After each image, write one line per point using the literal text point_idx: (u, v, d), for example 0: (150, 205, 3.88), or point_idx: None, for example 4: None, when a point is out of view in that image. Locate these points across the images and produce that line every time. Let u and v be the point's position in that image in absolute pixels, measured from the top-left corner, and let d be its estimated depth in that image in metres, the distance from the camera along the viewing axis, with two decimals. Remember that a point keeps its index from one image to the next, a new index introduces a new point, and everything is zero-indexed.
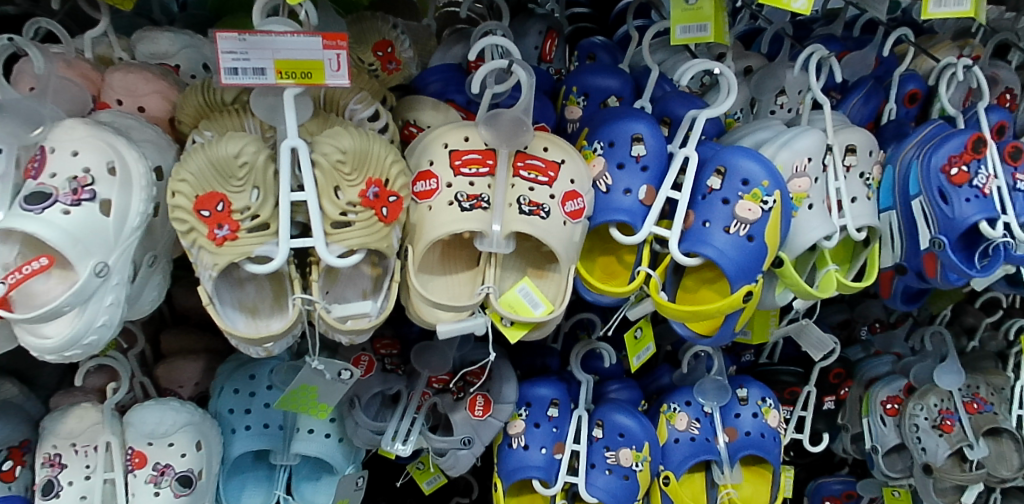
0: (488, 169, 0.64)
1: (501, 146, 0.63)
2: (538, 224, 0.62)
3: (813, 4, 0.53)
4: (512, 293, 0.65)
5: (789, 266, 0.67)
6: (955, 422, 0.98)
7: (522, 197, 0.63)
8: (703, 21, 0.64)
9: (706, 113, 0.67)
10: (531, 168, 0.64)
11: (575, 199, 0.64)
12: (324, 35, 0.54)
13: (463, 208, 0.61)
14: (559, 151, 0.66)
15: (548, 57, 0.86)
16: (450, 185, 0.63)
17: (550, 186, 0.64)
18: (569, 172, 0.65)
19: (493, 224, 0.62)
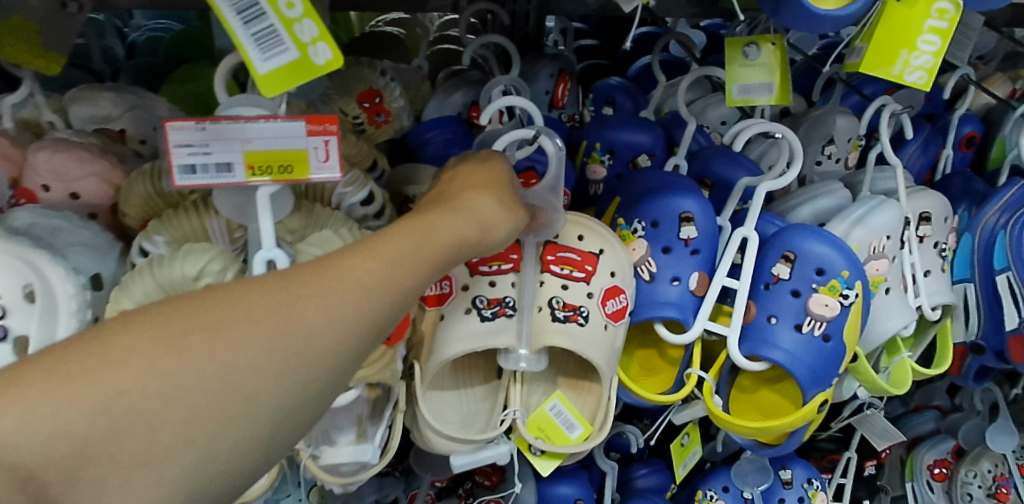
0: (512, 265, 0.53)
1: (527, 238, 0.53)
2: (576, 334, 0.51)
3: (931, 77, 0.43)
4: (541, 411, 0.55)
5: (864, 362, 0.57)
6: (1011, 489, 0.90)
7: (555, 299, 0.52)
8: (768, 79, 0.54)
9: (766, 184, 0.56)
10: (564, 262, 0.54)
11: (617, 296, 0.53)
12: (308, 119, 0.43)
13: (484, 318, 0.51)
14: (596, 239, 0.55)
15: (561, 103, 0.73)
16: (467, 288, 0.52)
17: (587, 283, 0.53)
18: (608, 263, 0.54)
19: (522, 334, 0.51)
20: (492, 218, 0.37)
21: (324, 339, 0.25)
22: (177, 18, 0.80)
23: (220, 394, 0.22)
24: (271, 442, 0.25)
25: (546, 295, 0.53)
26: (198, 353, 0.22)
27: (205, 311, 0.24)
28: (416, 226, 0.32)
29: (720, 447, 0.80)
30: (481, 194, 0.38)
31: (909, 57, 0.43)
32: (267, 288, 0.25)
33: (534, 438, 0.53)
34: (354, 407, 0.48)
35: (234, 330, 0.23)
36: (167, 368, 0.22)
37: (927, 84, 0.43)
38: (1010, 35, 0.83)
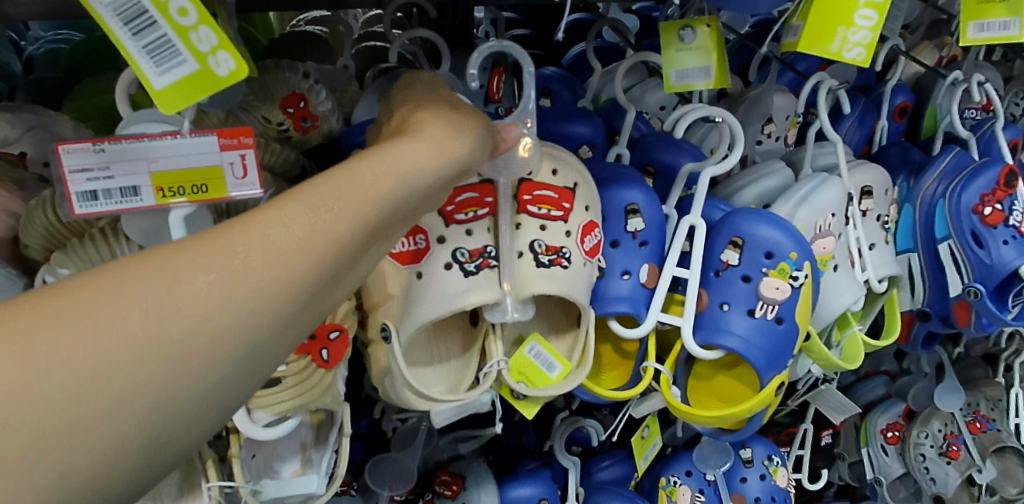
0: (489, 210, 0.50)
1: (500, 177, 0.48)
2: (561, 278, 0.49)
3: (870, 55, 0.42)
4: (521, 354, 0.53)
5: (817, 340, 0.57)
6: (962, 447, 0.91)
7: (536, 243, 0.50)
8: (706, 63, 0.53)
9: (711, 169, 0.56)
10: (542, 201, 0.51)
11: (593, 232, 0.53)
12: (220, 133, 0.39)
13: (466, 273, 0.48)
14: (572, 172, 0.52)
15: (497, 96, 0.71)
16: (444, 240, 0.48)
17: (565, 222, 0.52)
18: (584, 197, 0.53)
19: (504, 285, 0.48)
20: (455, 138, 0.33)
21: (239, 312, 0.21)
22: (79, 28, 0.74)
23: (101, 384, 0.18)
24: (166, 441, 0.20)
25: (525, 240, 0.50)
26: (55, 343, 0.18)
27: (58, 295, 0.19)
28: (351, 167, 0.27)
29: (681, 431, 0.79)
30: (438, 120, 0.34)
31: (846, 34, 0.42)
32: (135, 262, 0.21)
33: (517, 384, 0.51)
34: (295, 433, 0.46)
35: (120, 315, 0.19)
36: (35, 365, 0.18)
37: (867, 61, 0.42)
38: (934, 4, 0.84)
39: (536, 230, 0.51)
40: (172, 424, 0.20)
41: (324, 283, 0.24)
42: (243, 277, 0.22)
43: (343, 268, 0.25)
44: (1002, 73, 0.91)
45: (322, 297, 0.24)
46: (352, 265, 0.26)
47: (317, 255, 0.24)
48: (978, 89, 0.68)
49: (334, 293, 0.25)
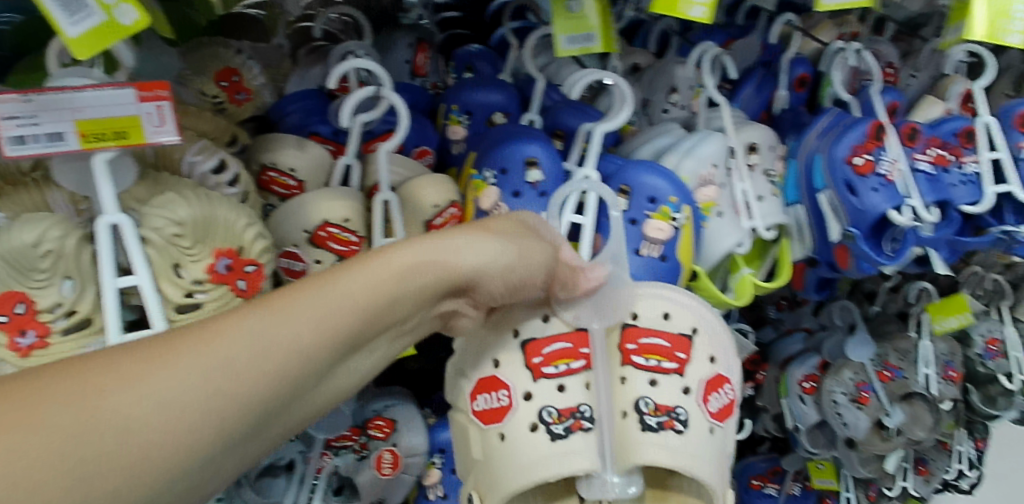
0: (582, 361, 0.52)
1: (592, 324, 0.52)
2: (670, 443, 0.51)
3: (711, 11, 0.49)
4: None
5: (704, 279, 0.63)
6: (871, 393, 0.93)
7: (642, 402, 0.52)
8: (590, 30, 0.59)
9: (603, 126, 0.61)
10: (648, 350, 0.54)
11: (719, 390, 0.55)
12: (138, 86, 0.45)
13: (557, 435, 0.50)
14: (686, 319, 0.55)
15: (423, 71, 0.72)
16: (529, 396, 0.51)
17: (681, 375, 0.54)
18: (705, 349, 0.55)
19: (605, 454, 0.52)
20: (469, 259, 0.39)
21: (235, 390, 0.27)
22: None
23: None
24: (199, 476, 0.26)
25: (634, 398, 0.53)
26: None
27: None
28: (312, 286, 0.31)
29: None
30: (468, 241, 0.40)
31: None
32: None
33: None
34: None
35: None
36: None
37: (710, 17, 0.49)
38: None
39: (644, 383, 0.53)
40: (207, 461, 0.26)
41: (303, 384, 0.30)
42: (231, 382, 0.27)
43: (324, 375, 0.31)
44: (899, 48, 0.98)
45: (313, 385, 0.31)
46: (333, 366, 0.32)
47: (287, 355, 0.29)
48: (853, 53, 0.76)
49: (322, 383, 0.32)
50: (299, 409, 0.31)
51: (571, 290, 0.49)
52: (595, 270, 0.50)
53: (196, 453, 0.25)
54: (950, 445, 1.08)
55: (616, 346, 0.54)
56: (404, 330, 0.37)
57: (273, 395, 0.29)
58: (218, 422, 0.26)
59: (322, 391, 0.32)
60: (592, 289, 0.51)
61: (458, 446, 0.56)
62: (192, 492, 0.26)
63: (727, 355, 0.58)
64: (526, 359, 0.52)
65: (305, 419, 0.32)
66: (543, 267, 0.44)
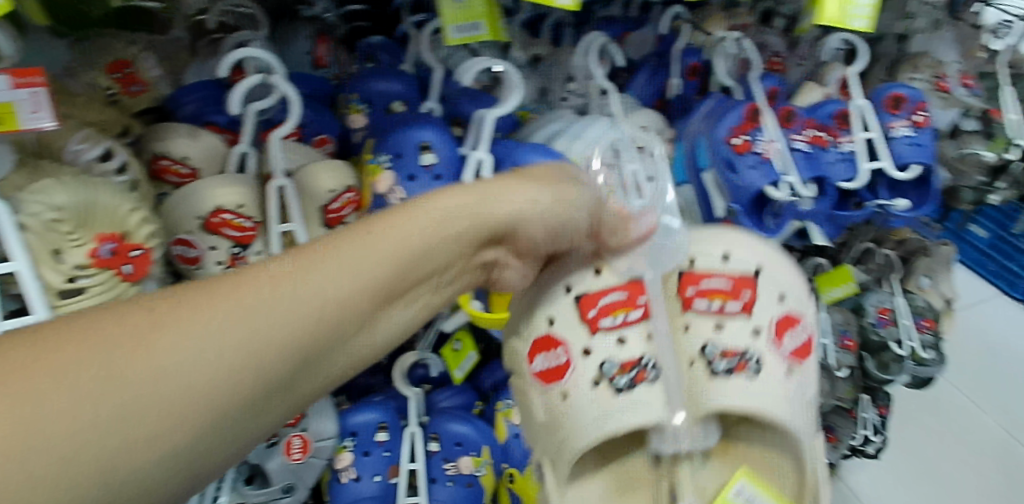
0: (639, 311, 0.56)
1: (647, 274, 0.55)
2: (750, 384, 0.55)
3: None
4: (728, 494, 0.57)
5: None
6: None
7: (710, 348, 0.56)
8: (476, 19, 0.62)
9: (493, 112, 0.64)
10: (710, 292, 0.58)
11: (792, 328, 0.58)
12: (13, 72, 0.45)
13: (714, 372, 0.56)
14: (744, 259, 0.58)
15: (324, 61, 0.72)
16: (589, 351, 0.55)
17: (745, 317, 0.57)
18: (774, 284, 0.59)
19: (671, 396, 0.55)
20: (522, 205, 0.41)
21: (256, 348, 0.27)
22: None
23: None
24: (212, 440, 0.26)
25: (701, 344, 0.57)
26: None
27: None
28: (347, 241, 0.32)
29: None
30: (505, 187, 0.41)
31: None
32: None
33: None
34: None
35: None
36: None
37: (575, 6, 0.53)
38: None
39: (709, 328, 0.57)
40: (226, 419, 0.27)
41: (339, 333, 0.30)
42: (260, 340, 0.27)
43: (361, 324, 0.32)
44: None
45: (346, 342, 0.31)
46: (371, 317, 0.32)
47: (320, 305, 0.29)
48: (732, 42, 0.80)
49: (356, 338, 0.32)
50: (339, 357, 0.31)
51: (620, 239, 0.52)
52: (650, 218, 0.53)
53: (227, 404, 0.26)
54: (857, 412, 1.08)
55: (677, 297, 0.59)
56: (442, 281, 0.38)
57: (308, 344, 0.29)
58: (229, 388, 0.26)
59: (356, 343, 0.32)
60: (637, 241, 0.53)
61: (524, 415, 0.59)
62: (211, 453, 0.27)
63: (794, 302, 0.59)
64: (677, 292, 0.59)
65: (347, 368, 0.33)
66: (588, 208, 0.46)
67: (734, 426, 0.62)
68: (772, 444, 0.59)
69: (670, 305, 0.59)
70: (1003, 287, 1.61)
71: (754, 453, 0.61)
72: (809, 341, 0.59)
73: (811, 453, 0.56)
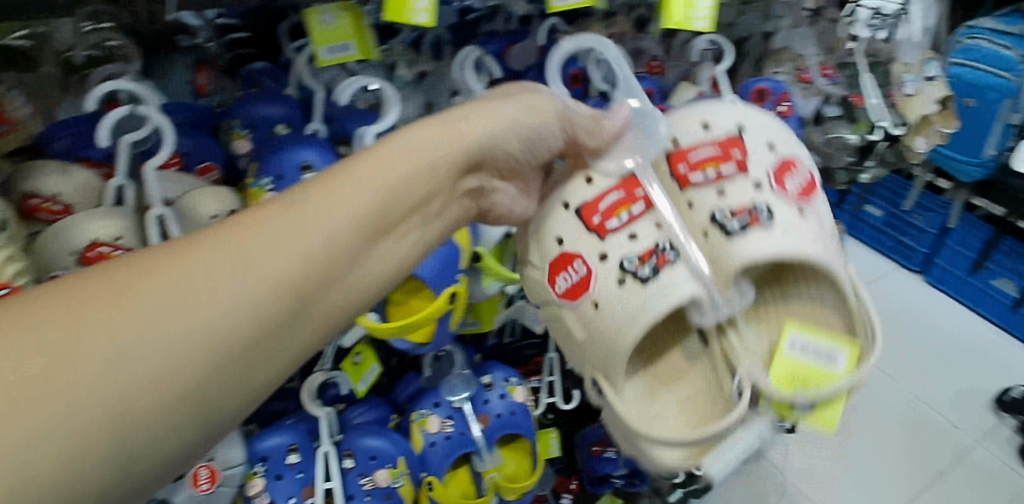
0: (642, 204, 0.61)
1: (635, 166, 0.61)
2: (767, 232, 0.59)
3: (434, 16, 0.57)
4: (784, 359, 0.62)
5: (487, 258, 0.69)
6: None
7: (720, 211, 0.61)
8: (345, 40, 0.64)
9: (374, 127, 0.66)
10: (705, 162, 0.64)
11: (792, 172, 0.63)
12: None
13: (727, 231, 0.60)
14: (721, 126, 0.65)
15: (206, 90, 0.73)
16: (605, 257, 0.59)
17: (745, 174, 0.62)
18: (756, 137, 0.64)
19: (700, 275, 0.58)
20: (501, 129, 0.50)
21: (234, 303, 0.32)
22: None
23: None
24: (212, 395, 0.31)
25: (710, 211, 0.62)
26: None
27: None
28: (337, 181, 0.39)
29: (428, 372, 0.85)
30: (484, 109, 0.50)
31: (414, 4, 0.57)
32: None
33: (794, 396, 0.58)
34: None
35: None
36: None
37: (432, 22, 0.57)
38: None
39: (713, 196, 0.62)
40: (224, 367, 0.31)
41: (314, 284, 0.36)
42: (239, 296, 0.32)
43: (359, 257, 0.39)
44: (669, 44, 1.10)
45: (325, 291, 0.36)
46: (358, 252, 0.39)
47: (292, 262, 0.34)
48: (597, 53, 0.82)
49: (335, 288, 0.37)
50: (339, 292, 0.38)
51: (595, 136, 0.58)
52: (621, 110, 0.60)
53: (216, 358, 0.31)
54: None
55: (673, 178, 0.65)
56: (427, 213, 0.45)
57: (287, 299, 0.34)
58: (221, 343, 0.31)
59: (354, 278, 0.39)
60: (611, 140, 0.60)
61: (567, 348, 0.64)
62: (216, 402, 0.31)
63: (793, 149, 0.66)
64: (673, 172, 0.64)
65: (353, 300, 0.39)
66: (556, 116, 0.54)
67: (767, 295, 0.69)
68: (821, 290, 0.64)
69: (670, 187, 0.65)
70: (898, 259, 1.74)
71: (811, 303, 0.66)
72: (810, 181, 0.64)
73: (852, 288, 0.61)
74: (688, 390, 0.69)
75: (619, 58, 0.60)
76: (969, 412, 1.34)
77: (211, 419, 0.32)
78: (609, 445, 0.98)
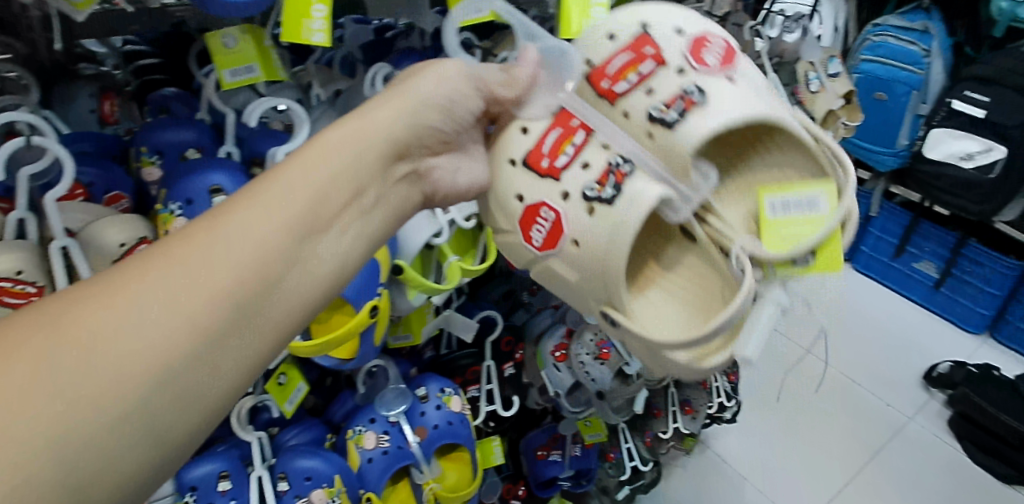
0: (580, 131, 0.54)
1: (560, 98, 0.54)
2: (706, 110, 0.52)
3: (330, 35, 0.58)
4: (772, 223, 0.54)
5: (408, 271, 0.69)
6: (612, 348, 0.89)
7: (654, 107, 0.54)
8: (248, 62, 0.64)
9: (284, 147, 0.65)
10: (625, 68, 0.55)
11: (708, 46, 0.55)
12: None
13: (666, 125, 0.53)
14: (624, 25, 0.57)
15: (113, 118, 0.72)
16: (567, 194, 0.52)
17: (665, 65, 0.55)
18: (662, 24, 0.56)
19: (664, 176, 0.53)
20: (425, 107, 0.47)
21: (164, 322, 0.31)
22: None
23: None
24: (154, 416, 0.30)
25: (644, 110, 0.54)
26: None
27: None
28: (264, 190, 0.38)
29: (361, 388, 0.84)
30: (393, 95, 0.47)
31: (310, 24, 0.57)
32: None
33: (792, 254, 0.51)
34: None
35: None
36: None
37: (329, 41, 0.58)
38: None
39: (642, 96, 0.55)
40: (162, 386, 0.30)
41: (255, 289, 0.35)
42: (171, 313, 0.32)
43: (293, 258, 0.38)
44: None
45: (268, 297, 0.36)
46: (297, 250, 0.38)
47: (228, 274, 0.34)
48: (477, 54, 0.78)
49: (281, 290, 0.37)
50: (281, 301, 0.37)
51: (513, 86, 0.53)
52: (529, 53, 0.53)
53: (149, 376, 0.30)
54: (708, 382, 1.10)
55: (596, 94, 0.56)
56: (365, 203, 0.43)
57: (224, 310, 0.33)
58: (158, 360, 0.30)
59: (293, 281, 0.38)
60: (529, 85, 0.53)
61: (572, 300, 0.58)
62: (163, 421, 0.31)
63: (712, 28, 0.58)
64: (594, 89, 0.56)
65: (299, 311, 0.38)
66: (463, 73, 0.50)
67: (726, 170, 0.60)
68: (786, 147, 0.56)
69: (597, 106, 0.56)
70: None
71: (777, 164, 0.58)
72: (729, 47, 0.57)
73: (812, 136, 0.54)
74: (688, 286, 0.59)
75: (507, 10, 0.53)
76: (897, 389, 1.45)
77: (164, 437, 0.31)
78: (553, 448, 1.00)
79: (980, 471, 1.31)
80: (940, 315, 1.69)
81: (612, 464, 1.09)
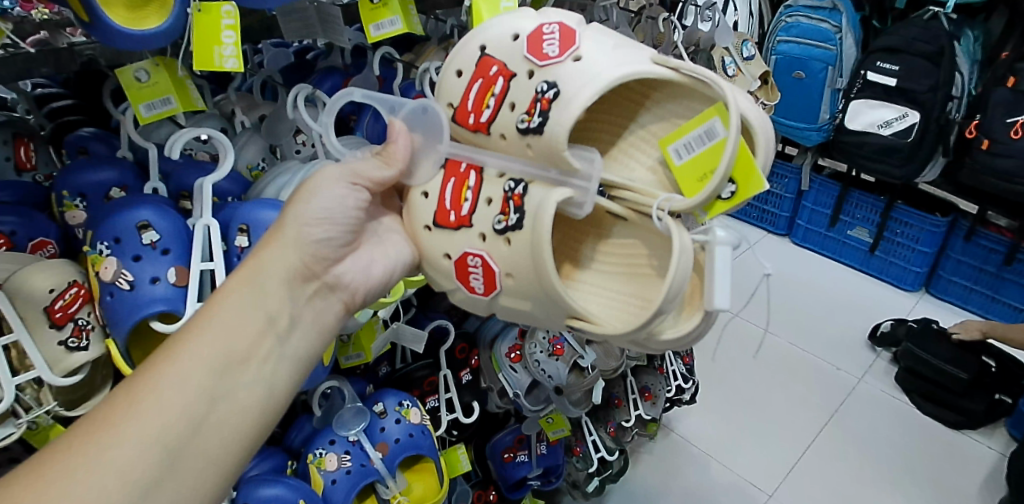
0: (470, 174, 0.56)
1: (440, 147, 0.57)
2: (563, 98, 0.50)
3: (241, 60, 0.58)
4: (683, 172, 0.51)
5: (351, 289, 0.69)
6: (565, 343, 0.93)
7: (518, 120, 0.53)
8: (164, 94, 0.64)
9: (211, 175, 0.63)
10: (483, 95, 0.55)
11: (546, 39, 0.53)
12: None
13: (535, 132, 0.51)
14: (464, 59, 0.57)
15: (30, 164, 0.72)
16: (483, 235, 0.54)
17: (514, 78, 0.54)
18: (496, 39, 0.55)
19: (548, 173, 0.52)
20: (311, 223, 0.51)
21: (100, 482, 0.36)
22: None
23: None
24: None
25: (513, 125, 0.53)
26: None
27: None
28: (184, 339, 0.43)
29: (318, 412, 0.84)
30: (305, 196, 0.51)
31: (221, 51, 0.58)
32: None
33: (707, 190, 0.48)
34: None
35: None
36: None
37: (242, 66, 0.58)
38: None
39: (508, 110, 0.54)
40: None
41: (182, 437, 0.40)
42: (106, 475, 0.37)
43: (216, 395, 0.42)
44: None
45: (196, 438, 0.41)
46: (219, 392, 0.43)
47: (152, 431, 0.39)
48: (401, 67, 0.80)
49: (209, 431, 0.41)
50: (210, 437, 0.41)
51: (390, 164, 0.55)
52: (395, 125, 0.56)
53: None
54: (663, 367, 1.18)
55: (470, 131, 0.56)
56: (280, 331, 0.47)
57: (155, 462, 0.38)
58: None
59: (220, 413, 0.42)
60: (408, 155, 0.56)
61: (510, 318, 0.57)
62: None
63: (555, 15, 0.55)
64: (466, 128, 0.56)
65: (232, 440, 0.43)
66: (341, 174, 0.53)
67: (631, 123, 0.57)
68: (671, 96, 0.54)
69: (479, 142, 0.56)
70: (767, 228, 1.97)
71: (666, 115, 0.55)
72: (569, 25, 0.53)
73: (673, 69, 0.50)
74: (621, 255, 0.56)
75: (367, 96, 0.56)
76: (845, 353, 1.51)
77: None
78: (519, 450, 1.01)
79: (930, 421, 1.37)
80: (878, 278, 1.77)
81: (579, 457, 1.11)
